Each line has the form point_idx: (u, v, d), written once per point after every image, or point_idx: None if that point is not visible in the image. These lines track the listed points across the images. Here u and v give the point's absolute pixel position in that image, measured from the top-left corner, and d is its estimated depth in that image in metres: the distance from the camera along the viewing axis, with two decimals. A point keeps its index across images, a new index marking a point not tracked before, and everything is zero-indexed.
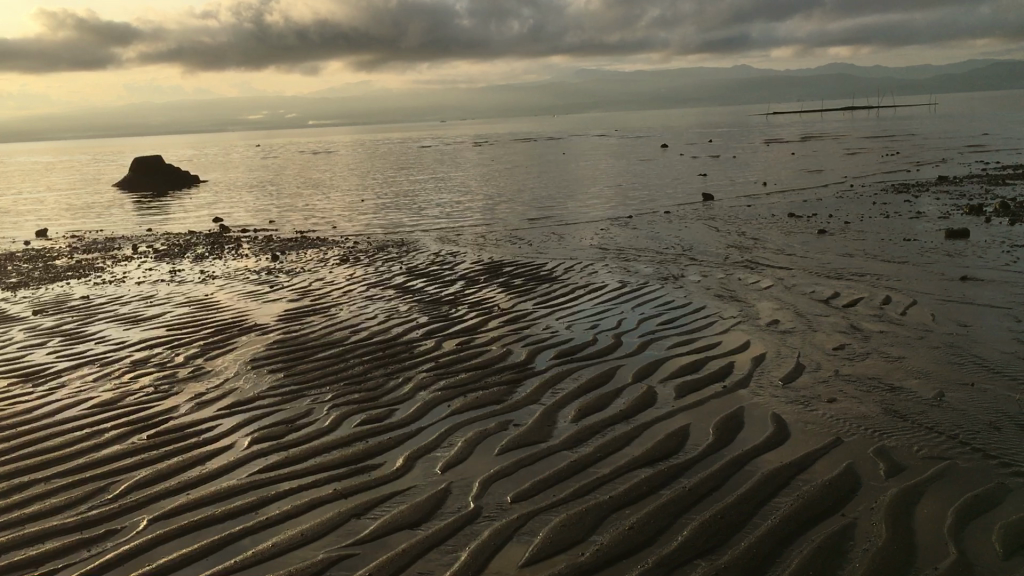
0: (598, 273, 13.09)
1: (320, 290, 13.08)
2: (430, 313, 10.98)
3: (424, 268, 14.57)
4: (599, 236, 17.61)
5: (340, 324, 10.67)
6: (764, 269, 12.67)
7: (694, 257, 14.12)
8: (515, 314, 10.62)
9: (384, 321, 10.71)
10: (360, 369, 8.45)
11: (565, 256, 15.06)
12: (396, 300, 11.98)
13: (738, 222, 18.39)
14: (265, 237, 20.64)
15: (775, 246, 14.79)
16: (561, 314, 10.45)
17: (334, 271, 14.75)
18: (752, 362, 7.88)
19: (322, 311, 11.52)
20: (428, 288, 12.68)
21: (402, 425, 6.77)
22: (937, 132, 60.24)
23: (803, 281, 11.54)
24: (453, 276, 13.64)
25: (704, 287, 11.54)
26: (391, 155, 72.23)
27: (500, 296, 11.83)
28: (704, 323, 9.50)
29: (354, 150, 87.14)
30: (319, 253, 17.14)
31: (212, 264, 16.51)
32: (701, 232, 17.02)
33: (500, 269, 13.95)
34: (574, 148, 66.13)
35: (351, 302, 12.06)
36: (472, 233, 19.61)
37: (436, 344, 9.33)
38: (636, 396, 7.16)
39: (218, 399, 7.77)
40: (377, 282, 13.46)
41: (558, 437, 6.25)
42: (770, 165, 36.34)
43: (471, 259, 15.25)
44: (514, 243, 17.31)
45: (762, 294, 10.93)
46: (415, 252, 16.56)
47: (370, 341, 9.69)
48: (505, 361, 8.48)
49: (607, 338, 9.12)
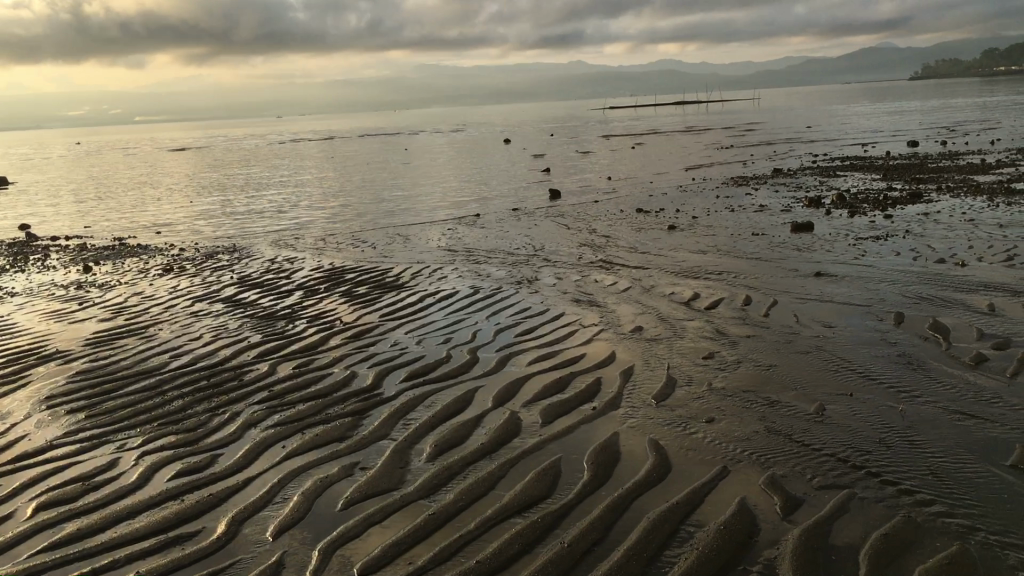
0: (448, 278, 12.28)
1: (137, 307, 11.65)
2: (263, 330, 9.84)
3: (257, 277, 13.33)
4: (446, 237, 16.81)
5: (159, 348, 9.41)
6: (620, 269, 12.18)
7: (547, 258, 13.54)
8: (358, 328, 9.65)
9: (210, 342, 9.50)
10: (178, 404, 7.30)
11: (411, 260, 14.19)
12: (225, 316, 10.75)
13: (587, 219, 17.98)
14: (78, 245, 18.69)
15: (627, 244, 14.41)
16: (409, 326, 9.56)
17: (154, 283, 13.32)
18: (621, 378, 7.25)
19: (138, 333, 10.16)
20: (262, 301, 11.50)
21: (224, 476, 5.72)
22: (766, 126, 62.65)
23: (661, 282, 11.11)
24: (290, 285, 12.51)
25: (560, 291, 10.89)
26: (225, 153, 68.98)
27: (342, 307, 10.81)
28: (565, 333, 8.84)
29: (184, 149, 82.82)
30: (139, 262, 15.56)
31: (13, 278, 14.72)
32: (551, 231, 16.50)
33: (342, 277, 12.91)
34: (418, 144, 65.08)
35: (173, 319, 10.77)
36: (311, 237, 18.38)
37: (269, 368, 8.26)
38: (498, 424, 6.37)
39: (1, 451, 6.49)
40: (203, 295, 12.14)
41: (411, 484, 5.38)
42: (611, 160, 36.56)
43: (310, 265, 14.13)
44: (357, 246, 16.25)
45: (621, 297, 10.40)
46: (248, 259, 15.25)
47: (193, 367, 8.49)
48: (348, 387, 7.52)
49: (461, 355, 8.29)
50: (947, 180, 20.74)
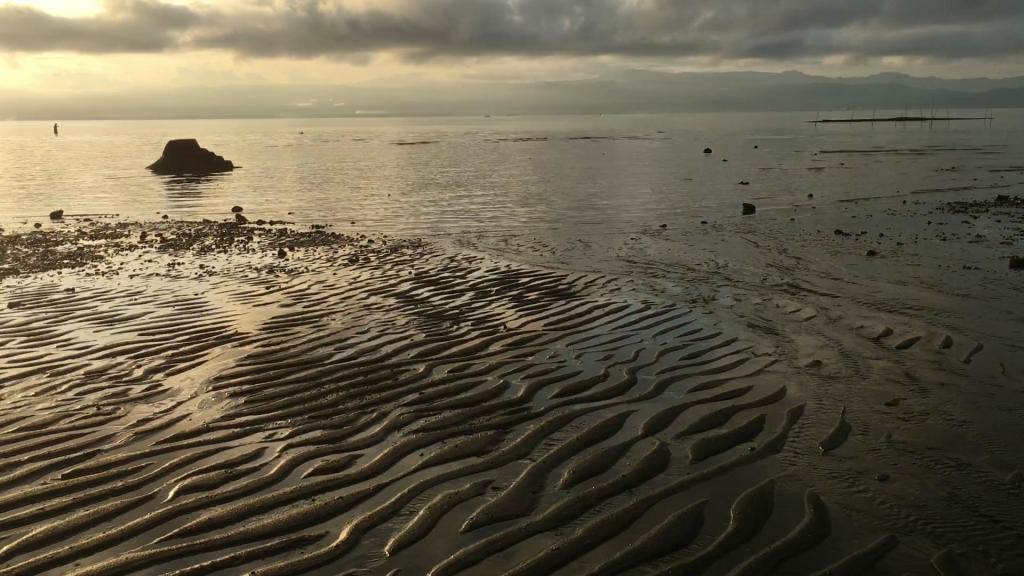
0: (621, 290, 11.89)
1: (317, 295, 12.01)
2: (428, 330, 9.84)
3: (434, 274, 13.44)
4: (628, 246, 16.40)
5: (327, 338, 9.60)
6: (806, 296, 11.38)
7: (729, 277, 12.87)
8: (521, 336, 9.46)
9: (375, 337, 9.59)
10: (331, 398, 7.35)
11: (588, 268, 13.89)
12: (395, 312, 10.85)
13: (780, 238, 17.04)
14: (278, 231, 19.65)
15: (819, 268, 13.49)
16: (573, 338, 9.27)
17: (338, 273, 13.71)
18: (788, 417, 6.64)
19: (312, 322, 10.42)
20: (434, 299, 11.55)
21: (358, 479, 5.64)
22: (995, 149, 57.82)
23: (850, 313, 10.25)
24: (464, 285, 12.53)
25: (736, 314, 10.27)
26: (430, 149, 71.22)
27: (509, 312, 10.67)
28: (734, 360, 8.27)
29: (392, 142, 86.30)
30: (329, 251, 16.10)
31: (214, 258, 15.60)
32: (739, 248, 15.74)
33: (516, 281, 12.79)
34: (617, 149, 64.75)
35: (346, 311, 10.99)
36: (494, 237, 18.45)
37: (424, 369, 8.20)
38: (645, 455, 5.96)
39: (163, 428, 6.73)
40: (380, 289, 12.35)
41: (541, 511, 5.08)
42: (816, 177, 34.80)
43: (487, 266, 14.13)
44: (537, 250, 16.13)
45: (803, 326, 9.67)
46: (430, 256, 15.47)
47: (354, 361, 8.56)
48: (499, 397, 7.32)
49: (619, 374, 7.91)
50: None
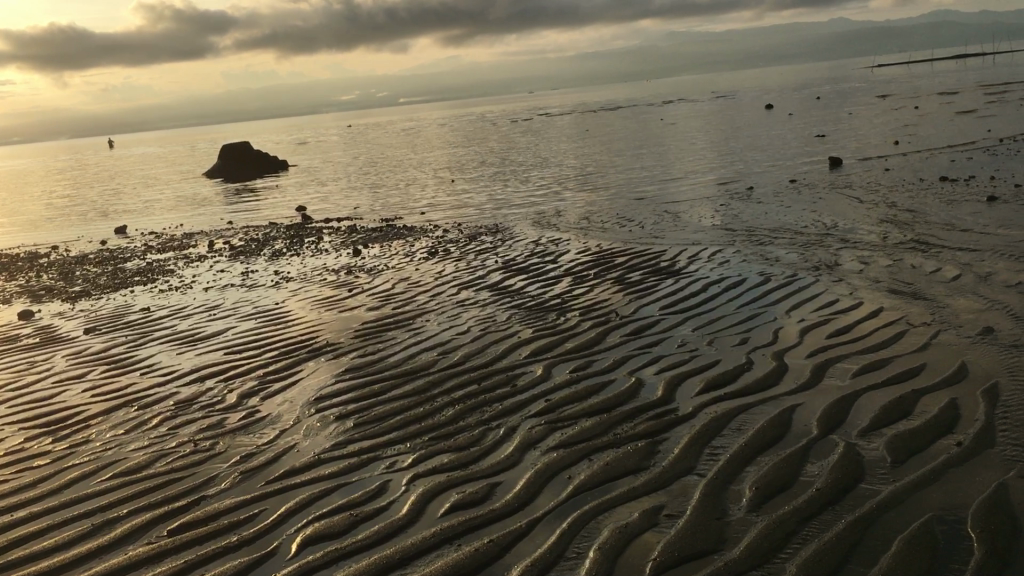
0: (730, 263, 10.95)
1: (403, 294, 11.29)
2: (533, 324, 9.05)
3: (522, 261, 12.62)
4: (719, 214, 15.39)
5: (426, 342, 8.86)
6: (940, 252, 10.29)
7: (844, 238, 11.82)
8: (638, 323, 8.59)
9: (478, 338, 8.81)
10: (449, 415, 6.60)
11: (684, 241, 12.96)
12: (492, 307, 10.05)
13: (881, 190, 15.86)
14: (348, 227, 19.03)
15: (940, 221, 12.27)
16: (697, 322, 8.38)
17: (420, 268, 13.01)
18: (985, 401, 5.68)
19: (406, 325, 9.68)
20: (529, 289, 10.73)
21: (505, 514, 4.86)
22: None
23: (1001, 269, 9.15)
24: (557, 270, 11.72)
25: (871, 280, 9.26)
26: (483, 130, 70.30)
27: (617, 297, 9.80)
28: (890, 334, 7.30)
29: (442, 127, 85.57)
30: (405, 245, 15.42)
31: (288, 262, 15.03)
32: (842, 206, 14.63)
33: (611, 261, 11.92)
34: (671, 114, 63.14)
35: (439, 310, 10.25)
36: (573, 216, 17.55)
37: (544, 372, 7.39)
38: (834, 461, 5.07)
39: (272, 463, 6.04)
40: (469, 282, 11.58)
41: (737, 545, 4.25)
42: (892, 123, 32.98)
43: (575, 248, 13.29)
44: (623, 225, 15.21)
45: (951, 289, 8.62)
46: (512, 241, 14.66)
47: (463, 367, 7.80)
48: (636, 400, 6.48)
49: (765, 361, 7.01)
50: None
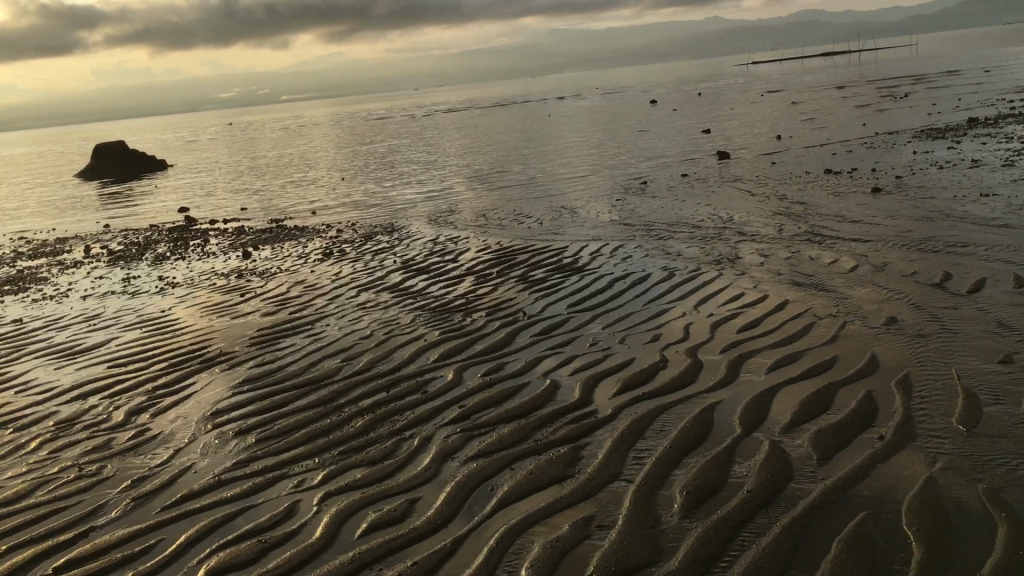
0: (633, 258, 10.90)
1: (299, 298, 10.84)
2: (440, 326, 8.77)
3: (421, 261, 12.31)
4: (616, 209, 15.41)
5: (328, 348, 8.48)
6: (836, 243, 10.48)
7: (740, 231, 11.95)
8: (547, 322, 8.42)
9: (382, 343, 8.47)
10: (358, 427, 6.27)
11: (584, 236, 12.88)
12: (394, 309, 9.72)
13: (771, 184, 16.18)
14: (235, 229, 18.28)
15: (831, 213, 12.54)
16: (606, 319, 8.26)
17: (315, 270, 12.54)
18: (900, 392, 5.71)
19: (305, 331, 9.25)
20: (432, 289, 10.44)
21: (427, 533, 4.58)
22: (939, 71, 57.24)
23: (895, 259, 9.34)
24: (459, 269, 11.47)
25: (773, 273, 9.34)
26: (369, 127, 69.29)
27: (523, 296, 9.61)
28: (800, 327, 7.32)
29: (328, 124, 83.99)
30: (297, 246, 14.88)
31: (173, 267, 14.29)
32: (735, 199, 14.84)
33: (513, 259, 11.73)
34: (559, 110, 63.54)
35: (338, 314, 9.85)
36: (470, 213, 17.30)
37: (455, 377, 7.12)
38: (762, 460, 4.98)
39: (167, 486, 5.58)
40: (368, 284, 11.20)
41: (675, 555, 4.08)
42: (772, 119, 33.93)
43: (475, 246, 13.05)
44: (521, 222, 15.05)
45: (851, 279, 8.75)
46: (409, 240, 14.31)
47: (369, 374, 7.46)
48: (553, 403, 6.29)
49: (679, 359, 6.92)
50: None
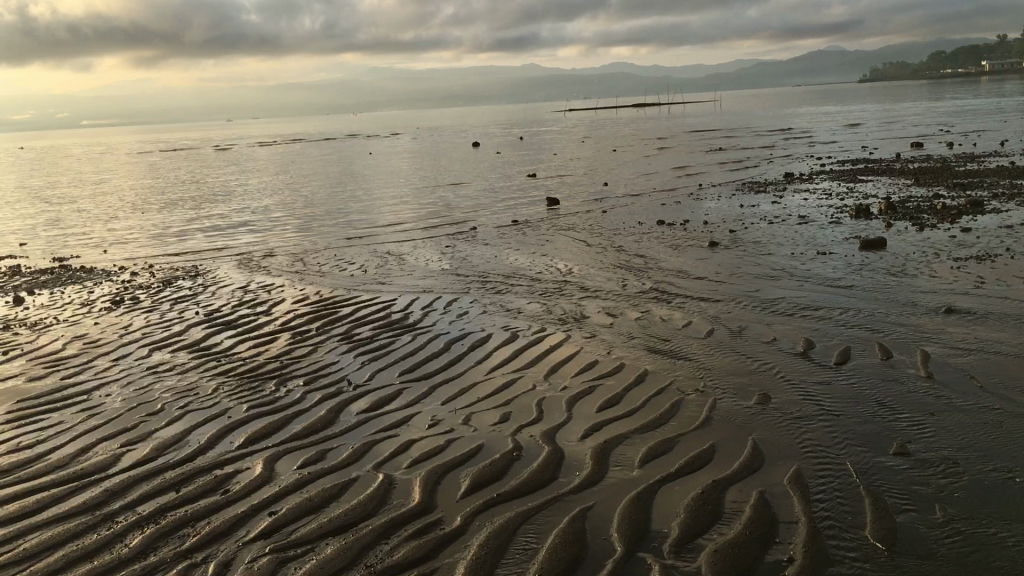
0: (469, 315, 9.89)
1: (76, 358, 9.10)
2: (249, 398, 7.39)
3: (228, 313, 10.78)
4: (447, 256, 14.40)
5: (104, 428, 6.88)
6: (684, 302, 9.90)
7: (582, 286, 11.20)
8: (378, 395, 7.22)
9: (176, 420, 6.98)
10: (134, 546, 4.82)
11: (415, 287, 11.79)
12: (194, 374, 8.24)
13: (606, 233, 15.69)
14: (9, 268, 15.93)
15: (672, 267, 12.03)
16: (445, 393, 7.16)
17: (100, 322, 10.76)
18: (798, 495, 4.91)
19: (77, 403, 7.57)
20: (241, 349, 9.01)
21: None
22: (741, 128, 60.13)
23: (751, 322, 8.78)
24: (272, 324, 10.07)
25: (625, 336, 8.57)
26: (175, 158, 65.40)
27: (347, 360, 8.36)
28: (667, 405, 6.49)
29: (129, 153, 78.73)
30: (81, 292, 12.93)
31: None
32: (572, 249, 14.20)
33: (335, 312, 10.46)
34: (378, 149, 62.06)
35: (123, 380, 8.23)
36: (286, 256, 15.80)
37: (264, 470, 5.78)
38: None
39: None
40: (164, 341, 9.60)
41: None
42: (595, 166, 34.04)
43: (292, 295, 11.66)
44: (343, 268, 13.78)
45: (710, 345, 8.07)
46: (215, 287, 12.71)
47: (155, 467, 5.99)
48: (391, 507, 5.11)
49: (536, 445, 5.91)
50: (998, 184, 18.28)
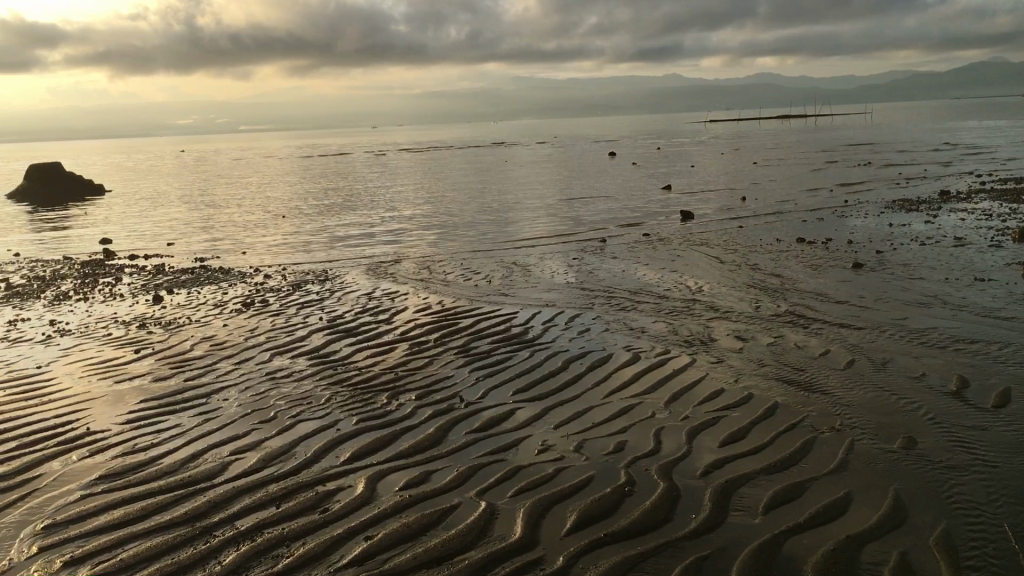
0: (590, 332, 9.52)
1: (201, 360, 9.24)
2: (360, 410, 7.26)
3: (350, 321, 10.77)
4: (574, 269, 14.06)
5: (217, 434, 6.87)
6: (822, 328, 9.23)
7: (711, 306, 10.65)
8: (489, 415, 6.95)
9: (286, 430, 6.91)
10: (228, 564, 4.70)
11: (538, 300, 11.50)
12: (310, 382, 8.20)
13: (741, 250, 15.00)
14: (153, 267, 16.56)
15: (811, 289, 11.32)
16: (558, 417, 6.81)
17: (230, 324, 10.94)
18: (945, 559, 4.33)
19: (195, 407, 7.64)
20: (358, 358, 8.94)
21: None
22: (891, 142, 57.29)
23: (897, 355, 8.06)
24: (392, 333, 9.97)
25: (755, 363, 8.02)
26: (319, 163, 67.52)
27: (462, 375, 8.13)
28: (798, 444, 5.94)
29: (277, 159, 81.92)
30: (216, 293, 13.25)
31: (71, 309, 12.57)
32: (704, 266, 13.62)
33: (456, 324, 10.28)
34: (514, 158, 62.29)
35: (242, 384, 8.26)
36: (413, 264, 15.82)
37: (365, 490, 5.59)
38: None
39: None
40: (286, 346, 9.65)
41: None
42: (734, 180, 32.99)
43: (414, 304, 11.58)
44: (468, 278, 13.65)
45: (850, 378, 7.44)
46: (342, 292, 12.79)
47: (260, 479, 5.89)
48: (491, 540, 4.81)
49: (650, 480, 5.49)
50: None
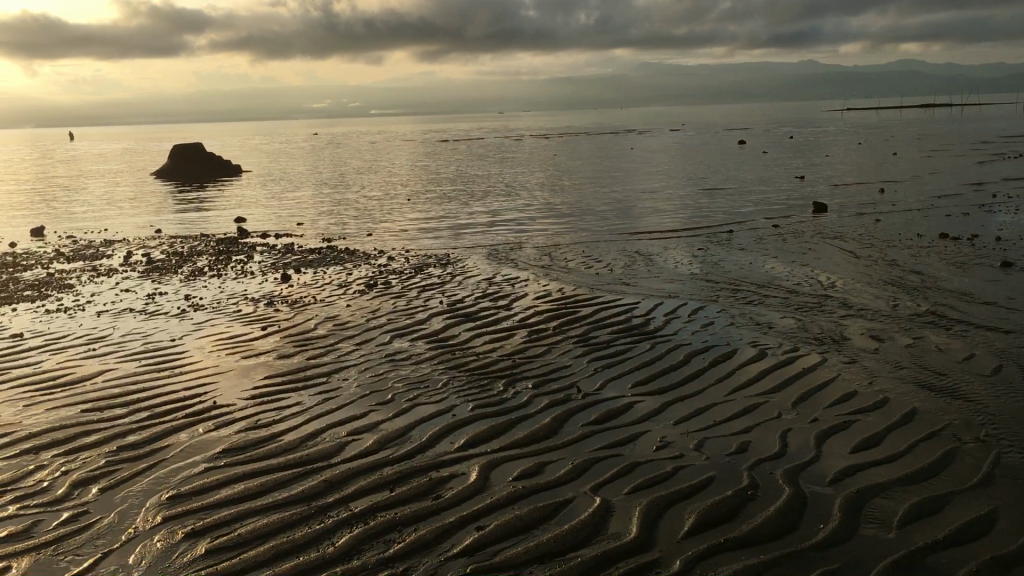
0: (715, 326, 9.20)
1: (324, 339, 9.40)
2: (476, 397, 7.21)
3: (470, 305, 10.76)
4: (699, 260, 13.67)
5: (336, 414, 6.94)
6: (968, 331, 8.63)
7: (844, 303, 10.15)
8: (607, 407, 6.78)
9: (403, 412, 6.92)
10: (340, 546, 4.71)
11: (661, 291, 11.22)
12: (428, 366, 8.21)
13: (879, 245, 14.27)
14: (283, 246, 17.02)
15: (955, 289, 10.64)
16: (679, 413, 6.58)
17: (353, 304, 11.11)
18: None
19: (317, 385, 7.76)
20: (476, 344, 8.90)
21: None
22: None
23: None
24: (511, 319, 9.90)
25: (892, 365, 7.56)
26: (446, 148, 68.29)
27: (580, 364, 7.99)
28: (937, 454, 5.55)
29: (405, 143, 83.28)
30: (341, 273, 13.50)
31: (205, 285, 13.03)
32: (837, 260, 13.02)
33: (575, 312, 10.12)
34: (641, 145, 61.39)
35: (362, 365, 8.35)
36: (535, 250, 15.73)
37: (478, 478, 5.52)
38: None
39: None
40: (406, 328, 9.71)
41: None
42: (872, 171, 31.53)
43: (535, 291, 11.48)
44: (590, 266, 13.46)
45: (997, 385, 6.92)
46: (463, 277, 12.82)
47: (375, 461, 5.91)
48: (604, 537, 4.67)
49: (776, 485, 5.22)
50: None
